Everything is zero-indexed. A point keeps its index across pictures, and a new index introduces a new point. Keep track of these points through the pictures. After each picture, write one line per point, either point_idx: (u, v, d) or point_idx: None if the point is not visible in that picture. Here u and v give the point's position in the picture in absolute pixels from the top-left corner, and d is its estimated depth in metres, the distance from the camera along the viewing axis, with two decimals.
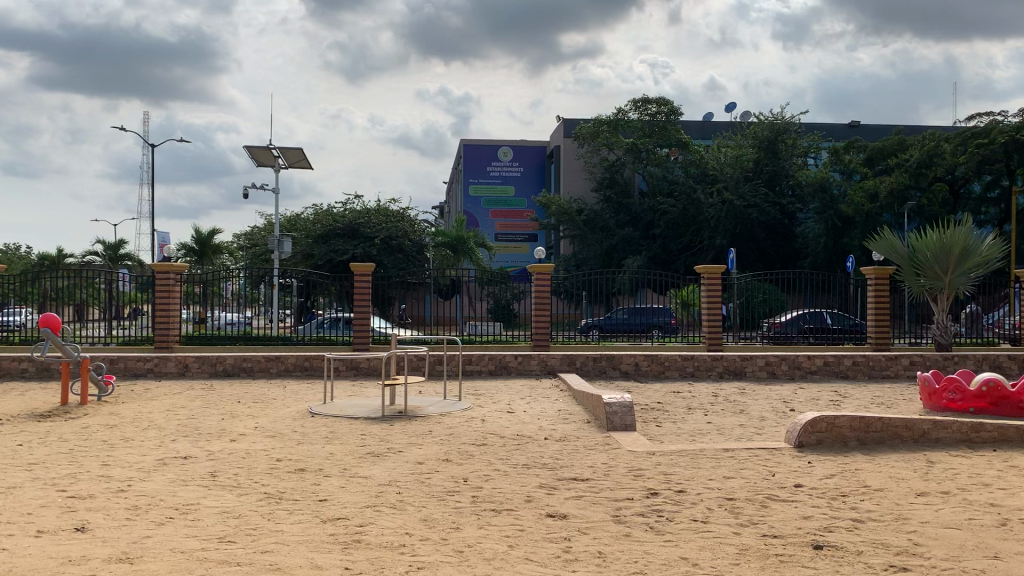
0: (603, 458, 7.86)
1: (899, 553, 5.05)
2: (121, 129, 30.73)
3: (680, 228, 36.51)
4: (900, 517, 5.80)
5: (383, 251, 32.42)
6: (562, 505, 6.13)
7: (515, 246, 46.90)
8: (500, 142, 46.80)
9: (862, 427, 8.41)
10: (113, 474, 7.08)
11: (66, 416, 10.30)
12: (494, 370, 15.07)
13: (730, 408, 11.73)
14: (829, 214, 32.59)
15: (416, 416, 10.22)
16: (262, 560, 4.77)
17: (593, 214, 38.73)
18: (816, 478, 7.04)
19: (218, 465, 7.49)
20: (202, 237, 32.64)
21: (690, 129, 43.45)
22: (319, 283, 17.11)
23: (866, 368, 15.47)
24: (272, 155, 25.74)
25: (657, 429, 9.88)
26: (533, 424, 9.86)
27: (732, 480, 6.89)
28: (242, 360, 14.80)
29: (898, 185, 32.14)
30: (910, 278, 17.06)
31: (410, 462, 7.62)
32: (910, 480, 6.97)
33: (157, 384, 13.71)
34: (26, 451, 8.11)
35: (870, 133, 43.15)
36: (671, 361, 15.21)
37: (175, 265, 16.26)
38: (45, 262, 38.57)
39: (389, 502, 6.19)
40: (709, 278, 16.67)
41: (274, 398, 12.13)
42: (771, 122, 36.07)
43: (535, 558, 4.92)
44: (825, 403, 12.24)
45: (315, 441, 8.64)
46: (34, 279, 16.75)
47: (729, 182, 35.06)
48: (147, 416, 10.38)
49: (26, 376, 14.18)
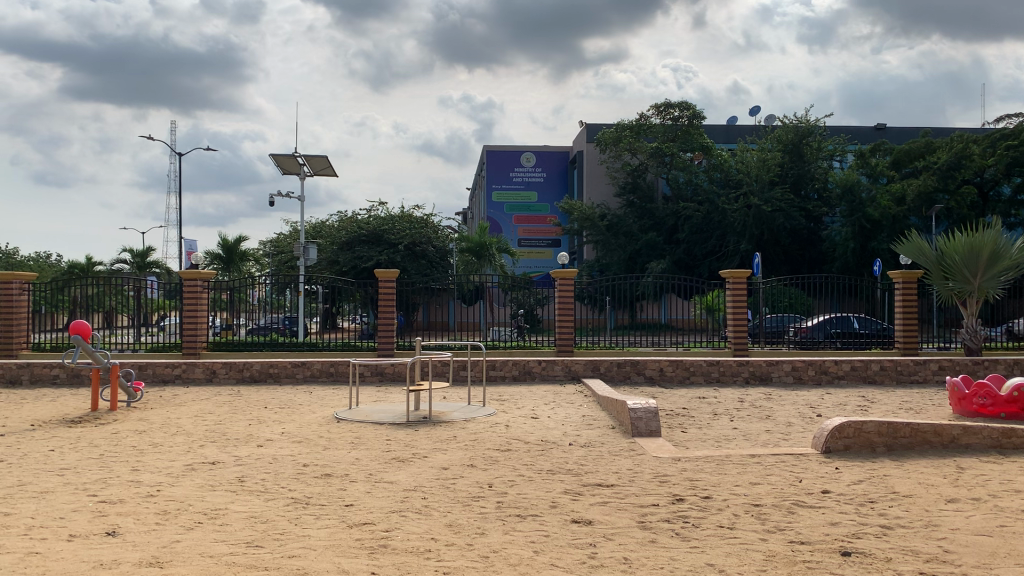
0: (628, 464, 7.85)
1: (929, 561, 4.98)
2: (149, 139, 31.20)
3: (704, 233, 36.56)
4: (931, 524, 5.74)
5: (407, 257, 32.69)
6: (587, 511, 6.12)
7: (539, 252, 47.17)
8: (523, 147, 46.90)
9: (891, 433, 8.32)
10: (142, 479, 7.18)
11: (96, 422, 10.44)
12: (518, 375, 15.06)
13: (757, 413, 11.67)
14: (857, 216, 32.65)
15: (440, 421, 10.31)
16: (289, 565, 4.81)
17: (616, 218, 38.56)
18: (843, 483, 6.99)
19: (245, 470, 7.57)
20: (228, 245, 32.94)
21: (714, 134, 43.23)
22: (345, 289, 17.21)
23: (894, 373, 15.32)
24: (297, 163, 25.98)
25: (680, 435, 9.80)
26: (558, 430, 9.87)
27: (758, 487, 6.84)
28: (268, 366, 14.86)
29: (926, 188, 31.54)
30: (939, 282, 16.87)
31: (435, 468, 7.65)
32: (940, 486, 6.89)
33: (186, 391, 13.83)
34: (58, 456, 8.23)
35: (896, 136, 42.75)
36: (696, 366, 15.06)
37: (203, 272, 16.47)
38: (75, 271, 39.01)
39: (414, 507, 6.22)
40: (735, 283, 16.56)
41: (300, 404, 12.21)
42: (796, 125, 35.93)
43: (561, 564, 4.92)
44: (852, 409, 12.14)
45: (341, 447, 8.70)
46: (65, 286, 16.76)
47: (754, 186, 34.39)
48: (175, 422, 10.51)
49: (58, 382, 14.40)
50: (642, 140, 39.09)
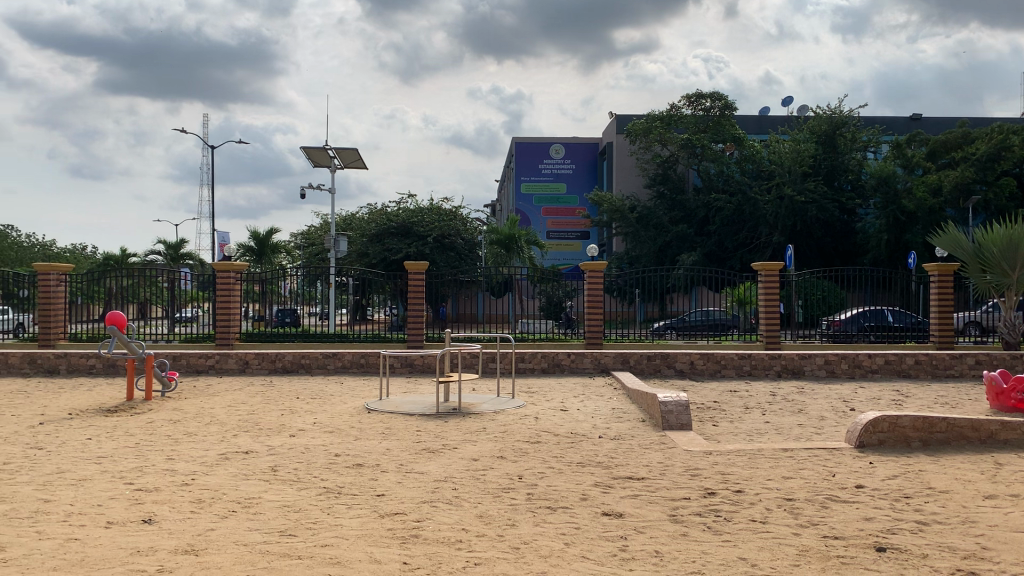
0: (658, 457, 7.80)
1: (967, 557, 4.91)
2: (181, 131, 31.50)
3: (735, 224, 36.24)
4: (968, 521, 5.65)
5: (436, 250, 32.81)
6: (617, 504, 6.10)
7: (567, 244, 47.07)
8: (553, 139, 46.79)
9: (926, 428, 8.20)
10: (177, 467, 7.28)
11: (132, 411, 10.60)
12: (547, 368, 15.08)
13: (789, 407, 11.56)
14: (891, 208, 31.88)
15: (470, 413, 10.32)
16: (322, 553, 4.85)
17: (646, 210, 38.30)
18: (877, 478, 6.90)
19: (278, 460, 7.64)
20: (260, 237, 33.25)
21: (746, 125, 42.80)
22: (374, 280, 17.26)
23: (929, 368, 15.12)
24: (328, 156, 26.15)
25: (712, 429, 9.74)
26: (587, 422, 9.84)
27: (791, 481, 6.77)
28: (300, 357, 14.99)
29: (964, 179, 31.24)
30: (976, 275, 16.55)
31: (465, 459, 7.67)
32: (978, 482, 6.78)
33: (219, 381, 14.01)
34: (95, 445, 8.37)
35: (932, 127, 42.10)
36: (727, 359, 14.94)
37: (236, 264, 16.62)
38: (111, 262, 39.65)
39: (445, 498, 6.25)
40: (767, 275, 16.39)
41: (331, 394, 12.30)
42: (829, 115, 35.51)
43: (592, 556, 4.91)
44: (886, 403, 11.98)
45: (372, 437, 8.75)
46: (99, 277, 17.04)
47: (787, 177, 33.94)
48: (209, 412, 10.64)
49: (95, 372, 14.65)
50: (673, 131, 38.79)
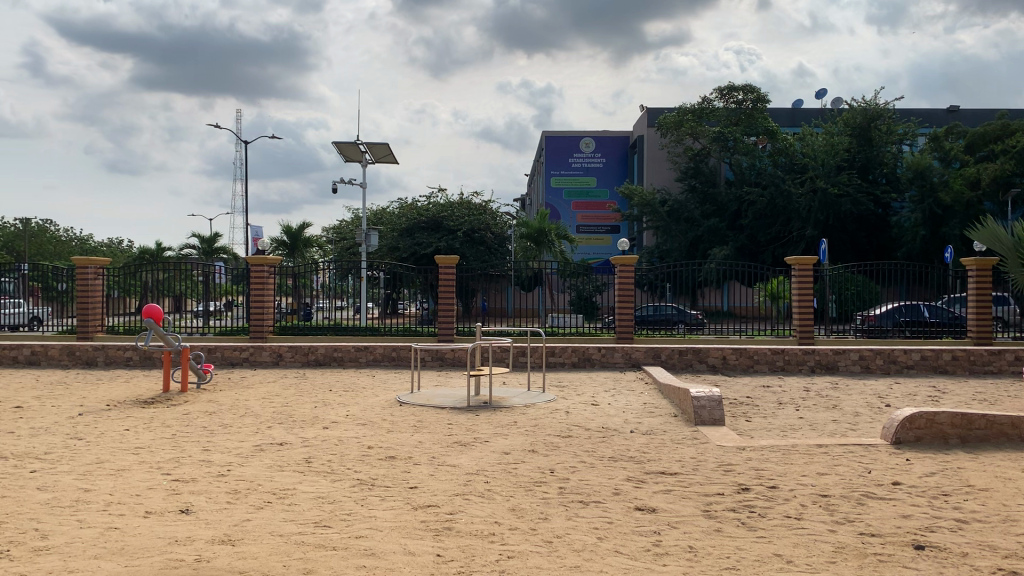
0: (691, 452, 7.75)
1: (1007, 556, 4.83)
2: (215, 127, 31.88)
3: (768, 218, 35.71)
4: (1008, 519, 5.55)
5: (466, 244, 32.89)
6: (650, 499, 6.08)
7: (598, 238, 46.95)
8: (583, 133, 46.61)
9: (965, 424, 8.06)
10: (213, 458, 7.38)
11: (168, 402, 10.75)
12: (577, 362, 15.07)
13: (822, 403, 11.42)
14: (928, 202, 31.65)
15: (501, 406, 10.33)
16: (356, 545, 4.88)
17: (677, 203, 37.98)
18: (915, 476, 6.80)
19: (312, 452, 7.71)
20: (292, 231, 33.54)
21: (779, 118, 42.38)
22: (405, 274, 17.45)
23: (966, 363, 14.86)
24: (359, 151, 26.32)
25: (745, 424, 9.66)
26: (619, 417, 9.81)
27: (826, 477, 6.70)
28: (333, 350, 15.11)
29: (1002, 172, 30.54)
30: (1016, 269, 15.94)
31: (497, 452, 7.68)
32: (1018, 480, 6.65)
33: (253, 373, 14.18)
34: (133, 435, 8.51)
35: (971, 118, 41.29)
36: (760, 355, 14.81)
37: (269, 258, 16.82)
38: (147, 256, 40.26)
39: (477, 491, 6.26)
40: (800, 270, 16.20)
41: (364, 387, 12.40)
42: (864, 108, 34.96)
43: (626, 550, 4.90)
44: (922, 399, 11.80)
45: (404, 430, 8.79)
46: (136, 270, 17.32)
47: (821, 170, 33.73)
48: (244, 404, 10.76)
49: (132, 364, 14.89)
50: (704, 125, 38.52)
